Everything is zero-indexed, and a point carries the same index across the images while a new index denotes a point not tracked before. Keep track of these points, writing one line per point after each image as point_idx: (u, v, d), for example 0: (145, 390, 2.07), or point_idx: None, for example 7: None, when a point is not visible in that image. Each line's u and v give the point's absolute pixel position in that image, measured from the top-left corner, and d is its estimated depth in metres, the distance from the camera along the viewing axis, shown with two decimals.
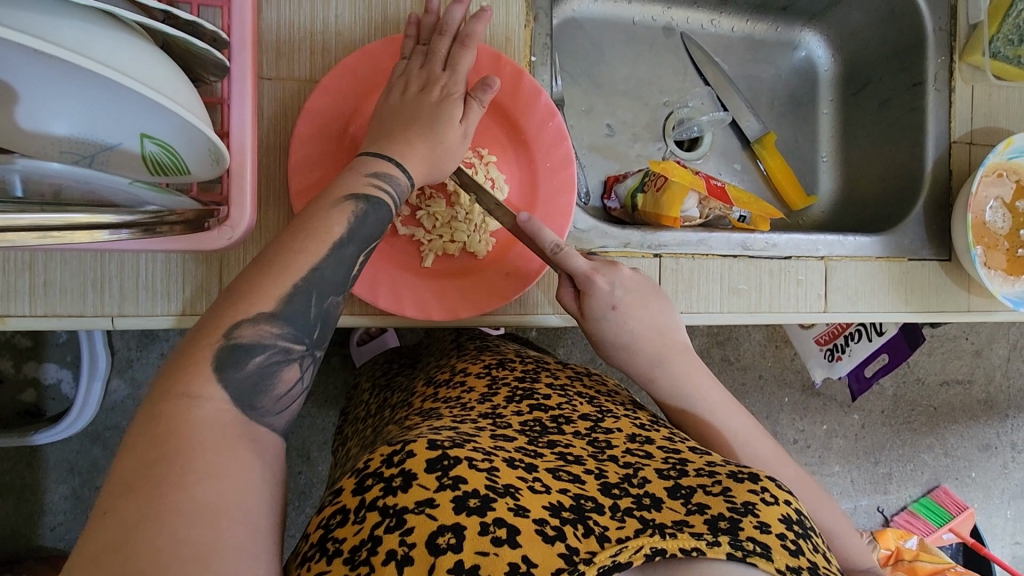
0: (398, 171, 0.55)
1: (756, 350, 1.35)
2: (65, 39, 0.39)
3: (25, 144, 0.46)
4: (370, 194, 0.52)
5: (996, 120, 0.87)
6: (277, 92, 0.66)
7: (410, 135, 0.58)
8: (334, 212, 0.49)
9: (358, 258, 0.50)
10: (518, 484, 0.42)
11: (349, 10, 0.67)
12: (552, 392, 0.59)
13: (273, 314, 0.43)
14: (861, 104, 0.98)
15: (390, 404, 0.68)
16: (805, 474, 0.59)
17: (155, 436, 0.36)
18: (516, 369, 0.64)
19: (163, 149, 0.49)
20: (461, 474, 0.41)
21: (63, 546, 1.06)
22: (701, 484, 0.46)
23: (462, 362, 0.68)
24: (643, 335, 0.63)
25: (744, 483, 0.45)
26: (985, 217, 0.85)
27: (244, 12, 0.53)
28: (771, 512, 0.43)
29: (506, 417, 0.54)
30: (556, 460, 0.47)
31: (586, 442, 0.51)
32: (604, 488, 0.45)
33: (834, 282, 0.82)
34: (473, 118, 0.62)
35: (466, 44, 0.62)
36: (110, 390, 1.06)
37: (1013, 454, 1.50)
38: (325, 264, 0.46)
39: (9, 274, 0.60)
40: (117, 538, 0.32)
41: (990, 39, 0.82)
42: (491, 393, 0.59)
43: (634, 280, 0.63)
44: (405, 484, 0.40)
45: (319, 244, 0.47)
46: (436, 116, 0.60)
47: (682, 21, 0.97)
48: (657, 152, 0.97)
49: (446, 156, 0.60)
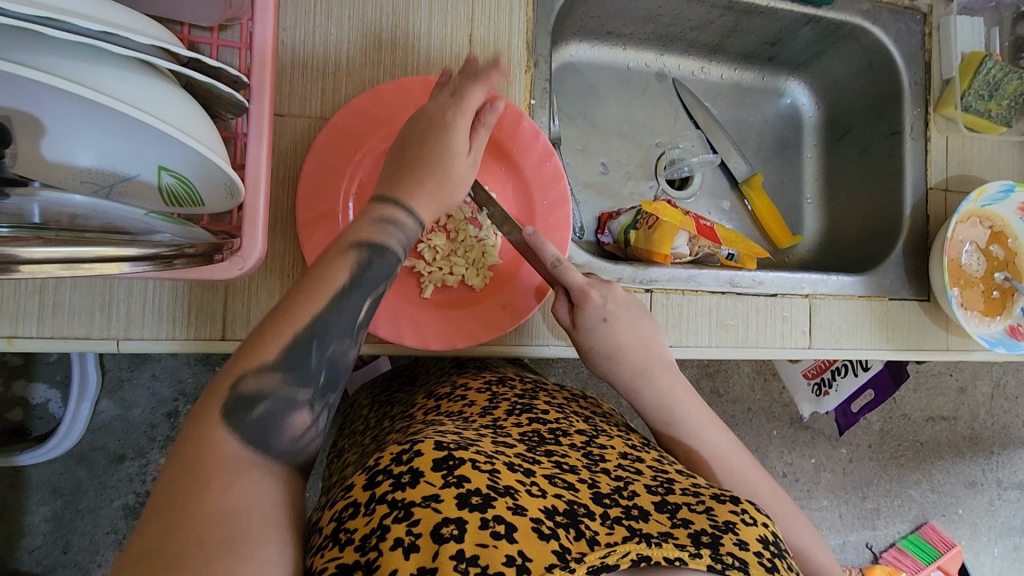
0: (405, 215, 0.56)
1: (745, 383, 1.37)
2: (105, 85, 0.42)
3: (49, 174, 0.48)
4: (378, 238, 0.53)
5: (969, 169, 0.92)
6: (289, 128, 0.69)
7: (419, 172, 0.59)
8: (338, 261, 0.50)
9: (367, 302, 0.50)
10: (517, 486, 0.43)
11: (361, 54, 0.71)
12: (550, 408, 0.61)
13: (275, 364, 0.44)
14: (842, 150, 1.02)
15: (390, 416, 0.69)
16: (781, 492, 0.61)
17: (184, 453, 0.40)
18: (516, 387, 0.65)
19: (179, 181, 0.52)
20: (466, 474, 0.42)
21: (40, 570, 1.04)
22: (686, 501, 0.47)
23: (462, 378, 0.69)
24: (632, 348, 0.65)
25: (726, 504, 0.46)
26: (961, 260, 0.89)
27: (263, 56, 0.56)
28: (750, 532, 0.44)
29: (506, 428, 0.55)
30: (552, 468, 0.48)
31: (581, 455, 0.52)
32: (596, 497, 0.46)
33: (819, 319, 0.85)
34: (480, 149, 0.63)
35: (474, 80, 0.64)
36: (98, 410, 1.06)
37: (998, 491, 1.52)
38: (330, 312, 0.47)
39: (19, 295, 0.61)
40: (158, 532, 0.35)
41: (963, 94, 0.88)
42: (492, 407, 0.60)
43: (626, 298, 0.66)
44: (412, 481, 0.41)
45: (322, 294, 0.48)
46: (441, 146, 0.60)
47: (675, 68, 1.02)
48: (649, 190, 1.01)
49: (455, 186, 0.61)
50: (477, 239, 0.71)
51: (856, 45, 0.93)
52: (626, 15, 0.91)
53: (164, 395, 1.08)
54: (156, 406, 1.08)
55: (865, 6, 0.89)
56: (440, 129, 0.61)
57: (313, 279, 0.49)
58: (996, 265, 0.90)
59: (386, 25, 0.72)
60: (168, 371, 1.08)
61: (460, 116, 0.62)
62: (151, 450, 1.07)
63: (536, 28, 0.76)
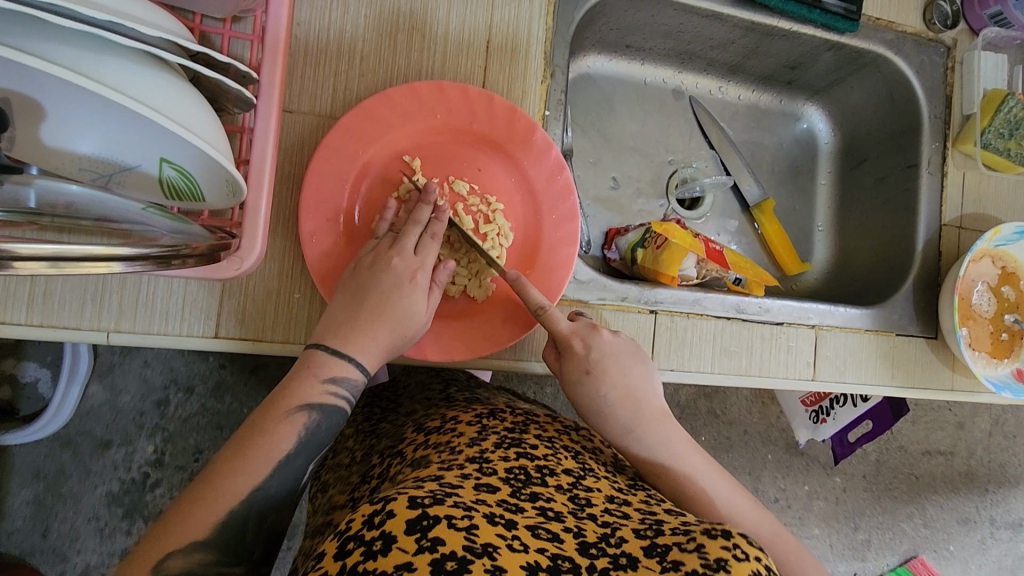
0: (354, 371, 0.56)
1: (743, 405, 1.35)
2: (107, 77, 0.40)
3: (48, 161, 0.47)
4: (324, 400, 0.53)
5: (984, 207, 0.90)
6: (297, 125, 0.68)
7: (374, 324, 0.58)
8: (285, 428, 0.51)
9: (309, 464, 0.52)
10: (496, 542, 0.41)
11: (375, 53, 0.70)
12: (540, 442, 0.59)
13: (207, 539, 0.45)
14: (858, 179, 1.01)
15: (377, 450, 0.68)
16: (787, 531, 0.58)
17: None
18: (505, 420, 0.63)
19: (180, 174, 0.50)
20: (440, 535, 0.39)
21: (16, 554, 1.02)
22: (676, 541, 0.44)
23: (453, 411, 0.67)
24: (619, 402, 0.63)
25: (717, 539, 0.42)
26: (972, 299, 0.87)
27: (276, 53, 0.56)
28: (742, 568, 0.40)
29: (492, 464, 0.52)
30: (536, 517, 0.46)
31: (567, 498, 0.50)
32: (582, 547, 0.43)
33: (824, 350, 0.83)
34: (435, 302, 0.63)
35: (433, 240, 0.64)
36: (88, 394, 1.04)
37: (991, 529, 1.50)
38: (270, 483, 0.49)
39: (10, 281, 0.59)
40: None
41: (982, 130, 0.86)
42: (480, 439, 0.58)
43: (614, 343, 0.65)
44: (384, 548, 0.39)
45: (263, 463, 0.49)
46: (402, 306, 0.59)
47: (692, 85, 1.01)
48: (659, 208, 0.99)
49: (407, 341, 0.60)
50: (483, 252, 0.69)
51: (877, 75, 0.92)
52: (647, 30, 0.90)
53: (154, 383, 1.06)
54: (146, 393, 1.06)
55: (888, 36, 0.88)
56: (405, 287, 0.60)
57: (251, 447, 0.49)
58: (1006, 307, 0.88)
59: (403, 25, 0.70)
60: (160, 358, 1.07)
61: (422, 275, 0.62)
62: (139, 438, 1.06)
63: (554, 38, 0.75)
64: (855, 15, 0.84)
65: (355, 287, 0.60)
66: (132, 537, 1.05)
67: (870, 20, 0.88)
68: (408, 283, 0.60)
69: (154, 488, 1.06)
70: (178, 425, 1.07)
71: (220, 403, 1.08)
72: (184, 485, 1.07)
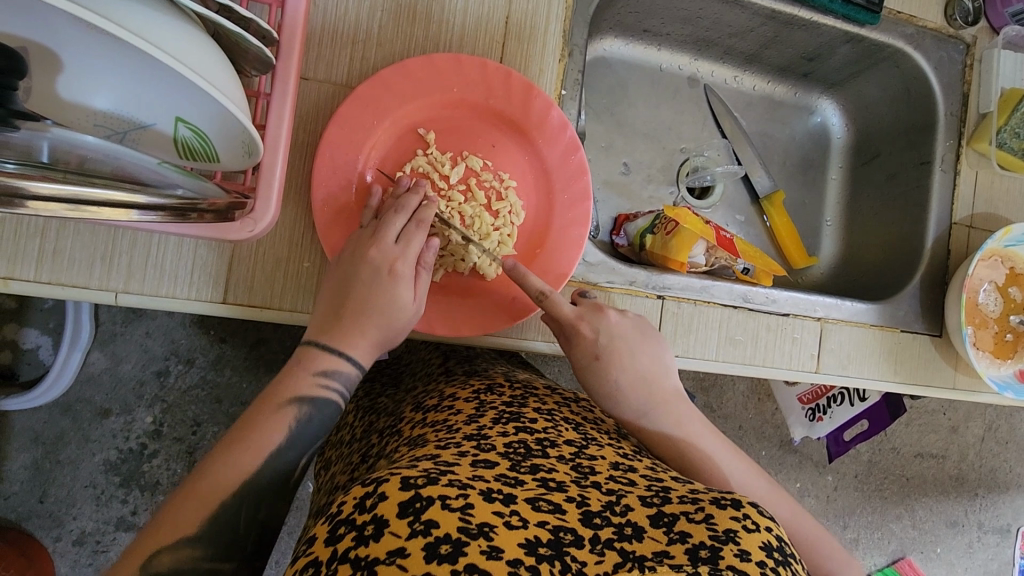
0: (346, 365, 0.57)
1: (739, 400, 1.36)
2: (133, 23, 0.40)
3: (60, 113, 0.46)
4: (316, 393, 0.54)
5: (995, 207, 0.90)
6: (313, 92, 0.67)
7: (362, 321, 0.58)
8: (275, 419, 0.52)
9: (301, 459, 0.53)
10: (494, 521, 0.40)
11: (393, 25, 0.69)
12: (539, 416, 0.59)
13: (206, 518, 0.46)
14: (869, 174, 1.01)
15: (376, 429, 0.68)
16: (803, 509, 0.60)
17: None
18: (504, 394, 0.63)
19: (195, 134, 0.50)
20: (434, 517, 0.39)
21: (13, 518, 1.03)
22: (684, 511, 0.44)
23: (451, 387, 0.67)
24: (633, 386, 0.63)
25: (726, 510, 0.43)
26: (978, 299, 0.88)
27: (296, 17, 0.55)
28: (752, 539, 0.41)
29: (491, 439, 0.52)
30: (536, 489, 0.45)
31: (569, 468, 0.50)
32: (586, 517, 0.44)
33: (828, 343, 0.83)
34: (423, 285, 0.62)
35: (419, 226, 0.62)
36: (88, 362, 1.04)
37: (979, 533, 1.51)
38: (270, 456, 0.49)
39: (20, 237, 0.59)
40: None
41: (998, 130, 0.86)
42: (477, 416, 0.58)
43: (622, 325, 0.65)
44: (376, 533, 0.38)
45: (254, 455, 0.49)
46: (387, 297, 0.59)
47: (708, 74, 1.01)
48: (669, 196, 0.99)
49: (397, 334, 0.60)
50: (494, 228, 0.69)
51: (895, 70, 0.91)
52: (666, 15, 0.89)
53: (155, 353, 1.06)
54: (146, 364, 1.06)
55: (909, 31, 0.88)
56: (385, 280, 0.59)
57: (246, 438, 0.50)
58: (1012, 307, 0.88)
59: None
60: (161, 330, 1.07)
61: (400, 263, 0.60)
62: (137, 408, 1.06)
63: (574, 17, 0.74)
64: (877, 7, 0.84)
65: (339, 279, 0.60)
66: (128, 506, 1.06)
67: (891, 13, 0.87)
68: (386, 276, 0.59)
69: (152, 458, 1.06)
70: (178, 397, 1.07)
71: (219, 377, 1.08)
72: (181, 456, 1.07)
